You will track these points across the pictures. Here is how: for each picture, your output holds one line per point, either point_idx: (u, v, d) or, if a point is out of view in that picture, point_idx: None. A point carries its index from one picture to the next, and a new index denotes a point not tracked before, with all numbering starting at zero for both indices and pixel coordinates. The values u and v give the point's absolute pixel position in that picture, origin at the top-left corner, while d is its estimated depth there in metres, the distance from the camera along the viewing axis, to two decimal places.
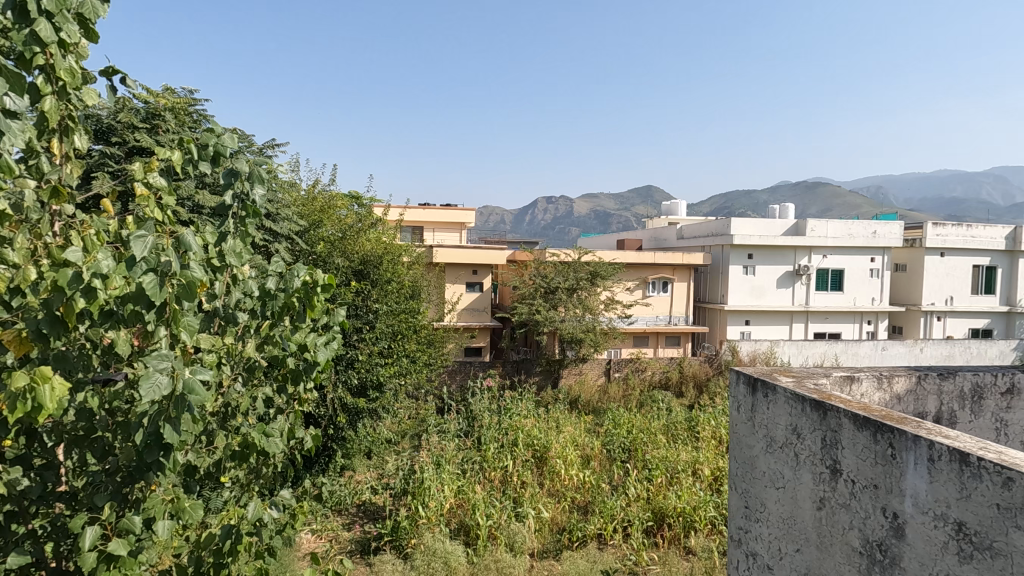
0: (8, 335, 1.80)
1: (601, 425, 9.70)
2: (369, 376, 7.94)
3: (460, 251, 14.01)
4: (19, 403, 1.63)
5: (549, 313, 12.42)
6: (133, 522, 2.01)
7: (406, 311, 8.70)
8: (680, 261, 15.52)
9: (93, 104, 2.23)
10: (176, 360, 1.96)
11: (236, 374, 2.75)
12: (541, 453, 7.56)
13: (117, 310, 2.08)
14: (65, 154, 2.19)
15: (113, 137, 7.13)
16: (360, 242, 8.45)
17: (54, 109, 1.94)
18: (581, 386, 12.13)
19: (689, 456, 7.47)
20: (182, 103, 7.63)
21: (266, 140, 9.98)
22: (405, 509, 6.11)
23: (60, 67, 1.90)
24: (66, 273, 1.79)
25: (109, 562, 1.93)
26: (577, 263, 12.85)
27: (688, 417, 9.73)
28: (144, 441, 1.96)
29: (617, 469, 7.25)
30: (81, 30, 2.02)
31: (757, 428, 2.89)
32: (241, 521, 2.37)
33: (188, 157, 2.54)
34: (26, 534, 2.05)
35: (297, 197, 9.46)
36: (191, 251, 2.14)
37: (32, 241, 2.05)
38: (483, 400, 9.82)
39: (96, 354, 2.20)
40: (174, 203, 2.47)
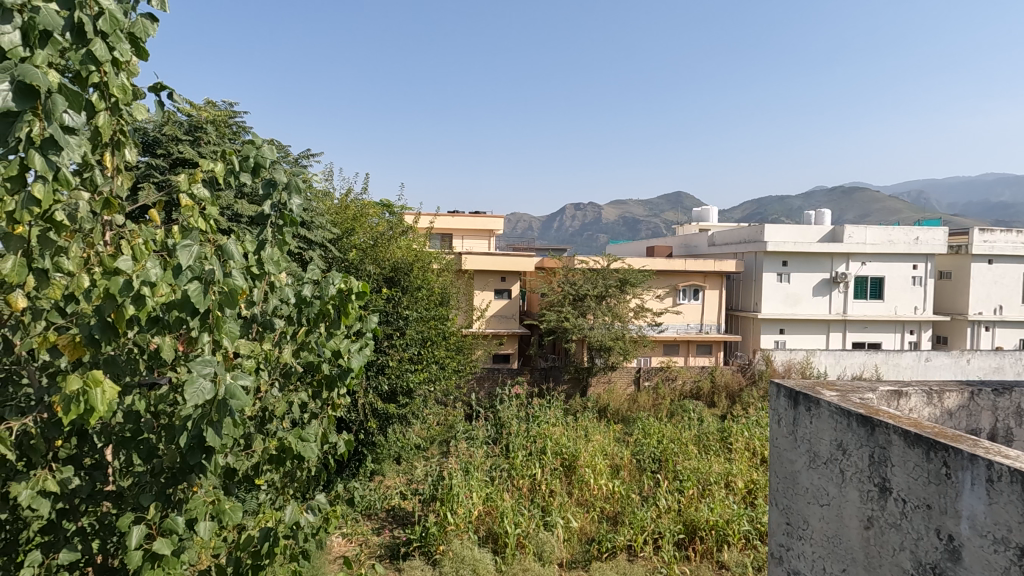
0: (63, 339, 1.88)
1: (630, 434, 9.58)
2: (399, 382, 8.01)
3: (489, 258, 14.06)
4: (72, 406, 1.70)
5: (578, 320, 12.33)
6: (176, 521, 2.06)
7: (435, 317, 8.78)
8: (712, 268, 15.22)
9: (142, 119, 2.34)
10: (218, 365, 2.01)
11: (273, 380, 2.83)
12: (570, 462, 7.52)
13: (163, 316, 2.15)
14: (116, 166, 2.29)
15: (158, 149, 7.42)
16: (390, 250, 8.61)
17: (107, 124, 2.04)
18: (610, 394, 12.02)
19: (721, 468, 7.31)
20: (223, 116, 7.94)
21: (301, 150, 10.24)
22: (433, 515, 6.15)
23: (112, 84, 2.01)
24: (118, 280, 1.88)
25: (154, 561, 1.99)
26: (607, 271, 12.71)
27: (720, 427, 9.54)
28: (188, 443, 2.04)
29: (647, 480, 7.13)
30: (133, 49, 2.13)
31: (799, 442, 2.81)
32: (279, 524, 2.41)
33: (230, 168, 2.62)
34: (76, 531, 2.14)
35: (331, 206, 9.66)
36: (234, 260, 2.23)
37: (86, 250, 2.15)
38: (512, 407, 9.81)
39: (142, 358, 2.30)
40: (216, 213, 2.57)
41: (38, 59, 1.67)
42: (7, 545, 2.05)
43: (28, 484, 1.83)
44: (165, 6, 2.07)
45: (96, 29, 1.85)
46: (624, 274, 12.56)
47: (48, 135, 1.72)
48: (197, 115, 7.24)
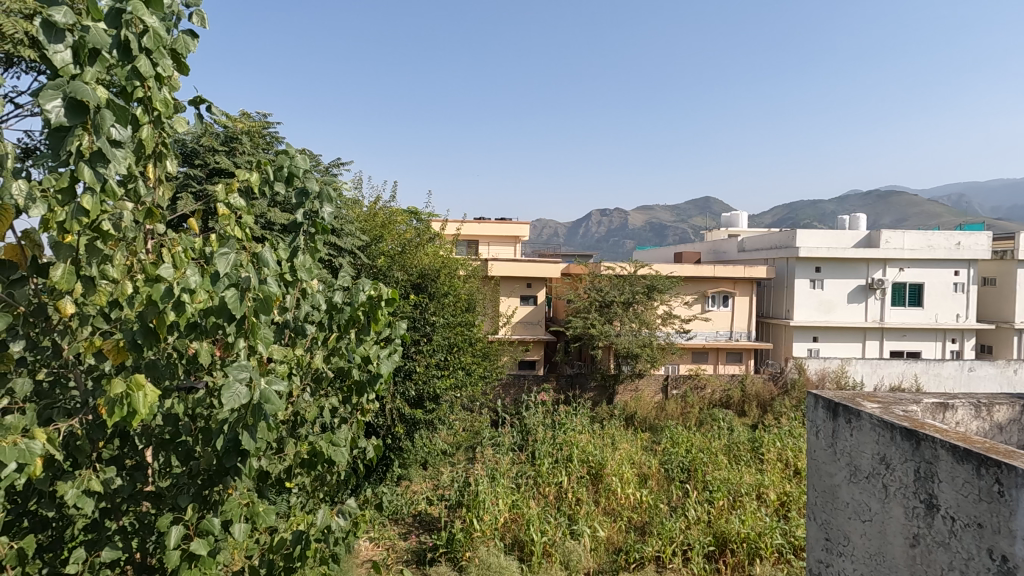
0: (107, 343, 1.95)
1: (658, 443, 9.44)
2: (426, 388, 8.08)
3: (515, 264, 14.11)
4: (116, 408, 1.76)
5: (604, 327, 12.22)
6: (212, 522, 2.11)
7: (461, 323, 8.84)
8: (742, 274, 14.94)
9: (183, 131, 2.42)
10: (254, 370, 2.05)
11: (305, 384, 2.87)
12: (596, 470, 7.43)
13: (201, 322, 2.22)
14: (158, 177, 2.38)
15: (196, 159, 7.68)
16: (418, 257, 8.75)
17: (150, 137, 2.13)
18: (638, 402, 11.90)
19: (753, 478, 7.14)
20: (257, 127, 8.17)
21: (332, 159, 10.47)
22: (459, 521, 6.16)
23: (156, 98, 2.09)
24: (160, 287, 1.94)
25: (191, 561, 2.04)
26: (633, 277, 12.60)
27: (751, 437, 9.32)
28: (224, 446, 2.09)
29: (675, 490, 6.99)
30: (174, 64, 2.21)
31: (839, 455, 2.73)
32: (310, 528, 2.45)
33: (264, 178, 2.69)
34: (117, 529, 2.20)
35: (360, 213, 9.83)
36: (268, 268, 2.29)
37: (129, 258, 2.23)
38: (537, 413, 9.76)
39: (181, 363, 2.37)
40: (252, 221, 2.65)
41: (88, 76, 1.74)
42: (52, 542, 2.13)
43: (74, 483, 1.89)
44: (205, 22, 2.15)
45: (141, 46, 1.92)
46: (651, 280, 12.43)
47: (96, 148, 1.78)
48: (233, 127, 7.48)
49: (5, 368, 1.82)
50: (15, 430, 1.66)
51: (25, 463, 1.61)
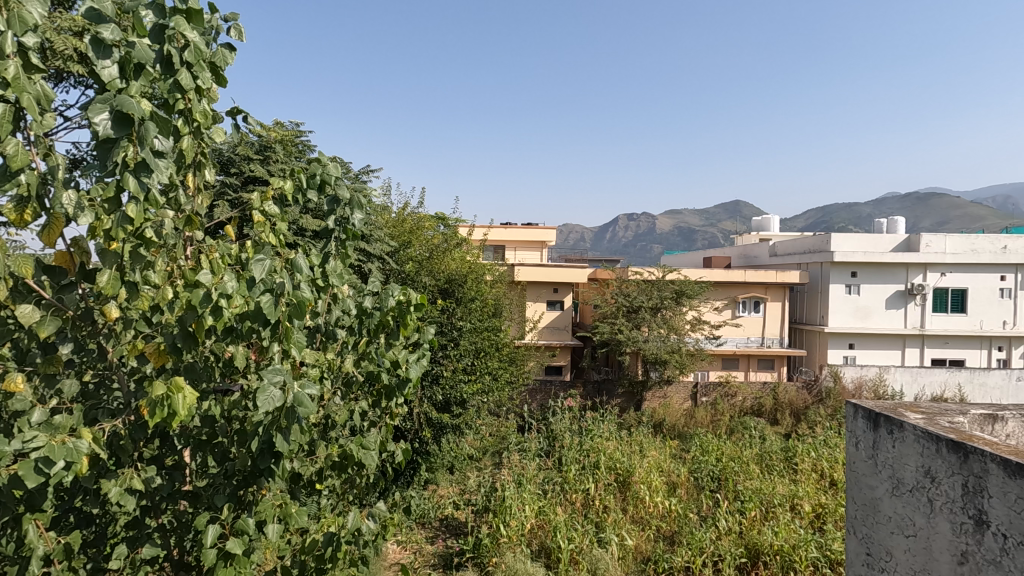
0: (149, 346, 2.02)
1: (687, 450, 9.28)
2: (453, 393, 8.12)
3: (542, 269, 14.08)
4: (158, 409, 1.81)
5: (632, 332, 12.08)
6: (247, 522, 2.16)
7: (488, 328, 8.91)
8: (774, 279, 14.61)
9: (220, 141, 2.50)
10: (287, 374, 2.09)
11: (336, 388, 2.92)
12: (624, 477, 7.33)
13: (237, 326, 2.29)
14: (197, 186, 2.45)
15: (232, 168, 7.93)
16: (445, 262, 8.90)
17: (190, 147, 2.20)
18: (666, 409, 11.74)
19: (786, 489, 6.96)
20: (290, 136, 8.40)
21: (362, 167, 10.67)
22: (486, 527, 6.16)
23: (196, 110, 2.16)
24: (199, 293, 2.01)
25: (227, 560, 2.09)
26: (662, 282, 12.43)
27: (784, 446, 9.09)
28: (259, 447, 2.14)
29: (705, 499, 6.86)
30: (213, 76, 2.29)
31: (880, 467, 2.64)
32: (342, 530, 2.49)
33: (298, 186, 2.76)
34: (157, 527, 2.27)
35: (389, 219, 9.99)
36: (301, 273, 2.35)
37: (170, 264, 2.31)
38: (564, 420, 9.70)
39: (218, 366, 2.44)
40: (285, 228, 2.72)
41: (133, 90, 1.82)
42: (96, 538, 2.20)
43: (117, 482, 1.96)
44: (242, 35, 2.22)
45: (183, 60, 2.00)
46: (680, 285, 12.24)
47: (141, 159, 1.86)
48: (267, 136, 7.70)
49: (55, 369, 1.91)
50: (64, 429, 1.73)
51: (74, 461, 1.67)
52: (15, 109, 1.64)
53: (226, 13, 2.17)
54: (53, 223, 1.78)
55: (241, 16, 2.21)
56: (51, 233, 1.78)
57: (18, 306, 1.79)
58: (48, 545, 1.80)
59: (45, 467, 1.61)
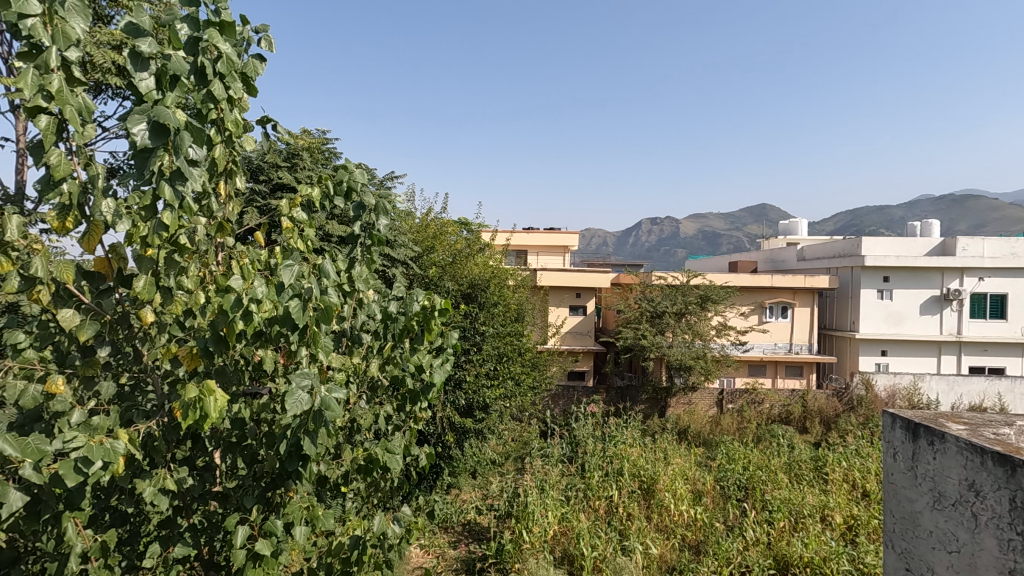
0: (182, 350, 2.06)
1: (713, 458, 9.11)
2: (476, 398, 8.14)
3: (564, 274, 14.04)
4: (190, 411, 1.86)
5: (656, 338, 11.95)
6: (275, 524, 2.19)
7: (511, 333, 8.94)
8: (802, 284, 14.31)
9: (251, 149, 2.55)
10: (315, 378, 2.11)
11: (361, 392, 2.94)
12: (648, 485, 7.22)
13: (266, 331, 2.34)
14: (228, 193, 2.51)
15: (261, 175, 8.10)
16: (468, 267, 8.97)
17: (222, 155, 2.25)
18: (691, 416, 11.57)
19: (816, 500, 6.77)
20: (317, 143, 8.56)
21: (386, 173, 10.82)
22: (509, 532, 6.14)
23: (227, 119, 2.21)
24: (230, 298, 2.06)
25: (256, 561, 2.13)
26: (686, 287, 12.28)
27: (813, 455, 8.86)
28: (288, 450, 2.18)
29: (731, 509, 6.72)
30: (245, 87, 2.35)
31: (920, 480, 2.56)
32: (367, 533, 2.51)
33: (325, 193, 2.81)
34: (188, 527, 2.32)
35: (413, 224, 10.10)
36: (329, 278, 2.39)
37: (202, 270, 2.36)
38: (587, 425, 9.61)
39: (247, 369, 2.49)
40: (313, 234, 2.77)
41: (169, 101, 1.87)
42: (130, 536, 2.26)
43: (152, 482, 2.01)
44: (272, 46, 2.27)
45: (215, 71, 2.05)
46: (705, 290, 12.07)
47: (176, 168, 1.92)
48: (295, 144, 7.87)
49: (94, 372, 1.97)
50: (102, 430, 1.78)
51: (111, 461, 1.72)
52: (58, 120, 1.70)
53: (258, 25, 2.23)
54: (93, 230, 1.84)
55: (271, 28, 2.26)
56: (90, 240, 1.84)
57: (59, 310, 1.85)
58: (85, 543, 1.85)
59: (84, 467, 1.66)
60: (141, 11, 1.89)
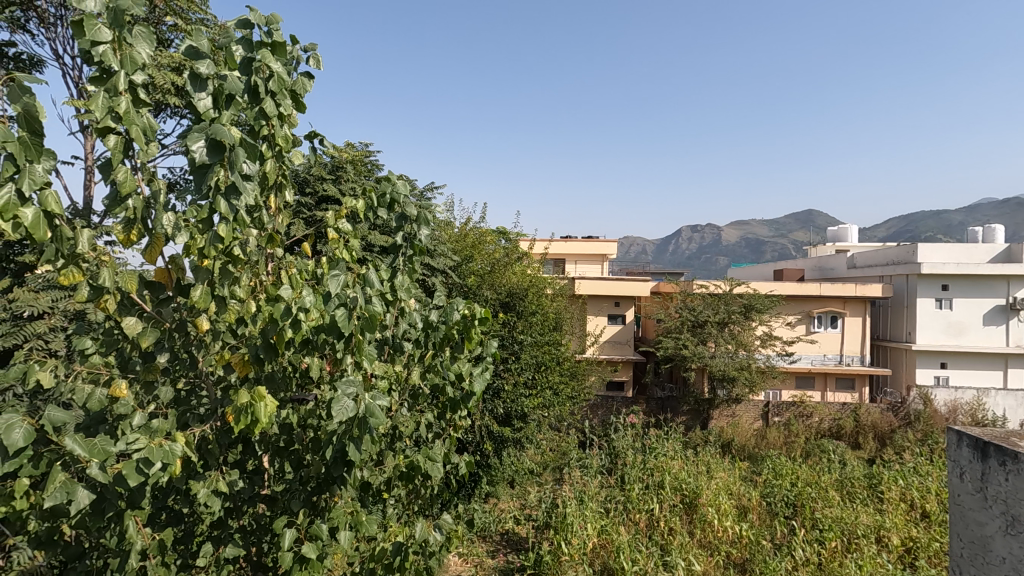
0: (235, 356, 2.14)
1: (759, 473, 8.80)
2: (514, 406, 8.14)
3: (603, 283, 13.92)
4: (242, 416, 1.93)
5: (698, 348, 11.66)
6: (321, 528, 2.24)
7: (549, 342, 8.93)
8: (853, 293, 13.73)
9: (299, 163, 2.64)
10: (359, 385, 2.15)
11: (403, 400, 2.98)
12: (691, 499, 7.01)
13: (313, 339, 2.41)
14: (278, 206, 2.60)
15: (308, 187, 8.37)
16: (506, 276, 9.03)
17: (273, 169, 2.34)
18: (735, 429, 11.24)
19: (871, 519, 6.43)
20: (360, 156, 8.81)
21: (426, 184, 11.02)
22: (548, 543, 6.11)
23: (278, 135, 2.30)
24: (280, 307, 2.13)
25: (302, 563, 2.18)
26: (729, 296, 11.98)
27: (867, 473, 8.44)
28: (333, 455, 2.23)
29: (779, 526, 6.47)
30: (294, 104, 2.44)
31: (991, 502, 2.40)
32: (409, 540, 2.54)
33: (369, 205, 2.88)
34: (238, 528, 2.41)
35: (452, 234, 10.24)
36: (373, 287, 2.45)
37: (253, 279, 2.45)
38: (627, 437, 9.44)
39: (294, 376, 2.56)
40: (357, 244, 2.83)
41: (225, 118, 1.96)
42: (185, 535, 2.36)
43: (205, 483, 2.08)
44: (320, 64, 2.35)
45: (267, 90, 2.14)
46: (749, 299, 11.73)
47: (231, 182, 2.01)
48: (340, 157, 8.11)
49: (153, 377, 2.08)
50: (161, 432, 1.87)
51: (169, 463, 1.80)
52: (125, 139, 1.81)
53: (307, 44, 2.31)
54: (154, 242, 1.94)
55: (319, 46, 2.34)
56: (152, 252, 1.94)
57: (123, 318, 1.95)
58: (144, 541, 1.94)
59: (145, 468, 1.74)
60: (199, 35, 2.00)
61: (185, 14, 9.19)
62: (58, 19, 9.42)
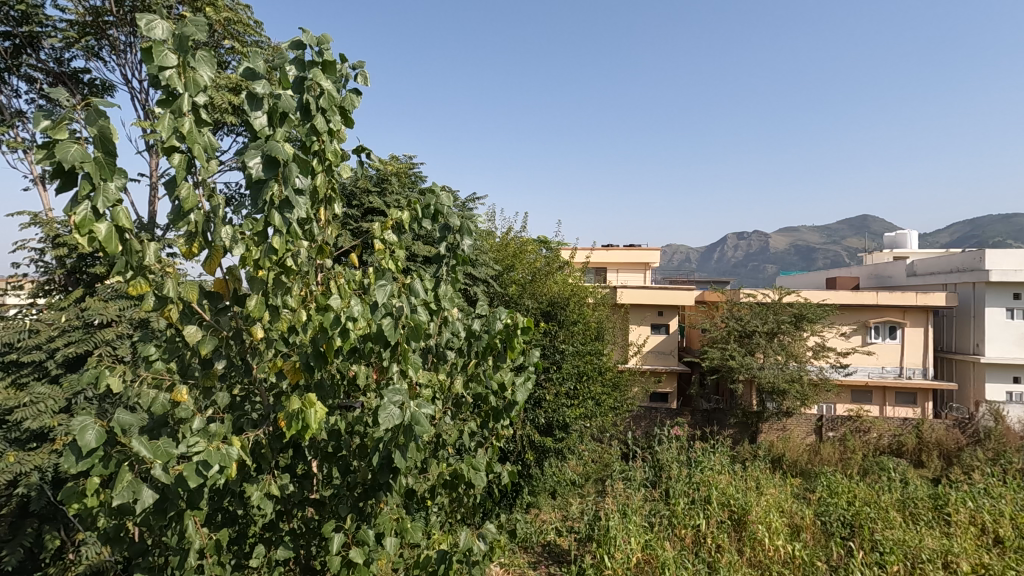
0: (287, 364, 2.22)
1: (812, 491, 8.42)
2: (556, 416, 8.12)
3: (645, 292, 13.71)
4: (293, 422, 1.99)
5: (745, 359, 11.29)
6: (367, 533, 2.28)
7: (591, 352, 8.85)
8: (913, 302, 13.03)
9: (347, 177, 2.72)
10: (405, 394, 2.18)
11: (447, 408, 3.02)
12: (740, 516, 6.75)
13: (360, 347, 2.47)
14: (328, 218, 2.69)
15: (354, 200, 8.63)
16: (547, 285, 9.06)
17: (323, 183, 2.42)
18: (786, 443, 10.81)
19: (937, 543, 6.02)
20: (404, 168, 9.02)
21: (468, 195, 11.18)
22: (591, 556, 6.03)
23: (328, 150, 2.38)
24: (329, 316, 2.19)
25: (349, 568, 2.22)
26: (778, 305, 11.57)
27: (932, 493, 7.93)
28: (379, 462, 2.28)
29: (835, 547, 6.16)
30: (343, 120, 2.52)
31: None
32: (453, 548, 2.56)
33: (414, 216, 2.95)
34: (289, 531, 2.48)
35: (493, 243, 10.32)
36: (418, 297, 2.50)
37: (305, 289, 2.54)
38: (671, 449, 9.20)
39: (342, 384, 2.63)
40: (402, 255, 2.90)
41: (279, 135, 2.05)
42: (239, 536, 2.45)
43: (259, 487, 2.16)
44: (367, 80, 2.42)
45: (318, 107, 2.23)
46: (799, 308, 11.31)
47: (285, 197, 2.09)
48: (385, 170, 8.32)
49: (211, 383, 2.18)
50: (219, 436, 1.95)
51: (225, 466, 1.86)
52: (188, 158, 1.92)
53: (356, 62, 2.39)
54: (214, 254, 2.04)
55: (367, 64, 2.42)
56: (212, 263, 2.04)
57: (184, 326, 2.06)
58: (202, 541, 2.02)
59: (204, 470, 1.81)
60: (256, 57, 2.10)
61: (242, 37, 9.68)
62: (128, 46, 10.09)
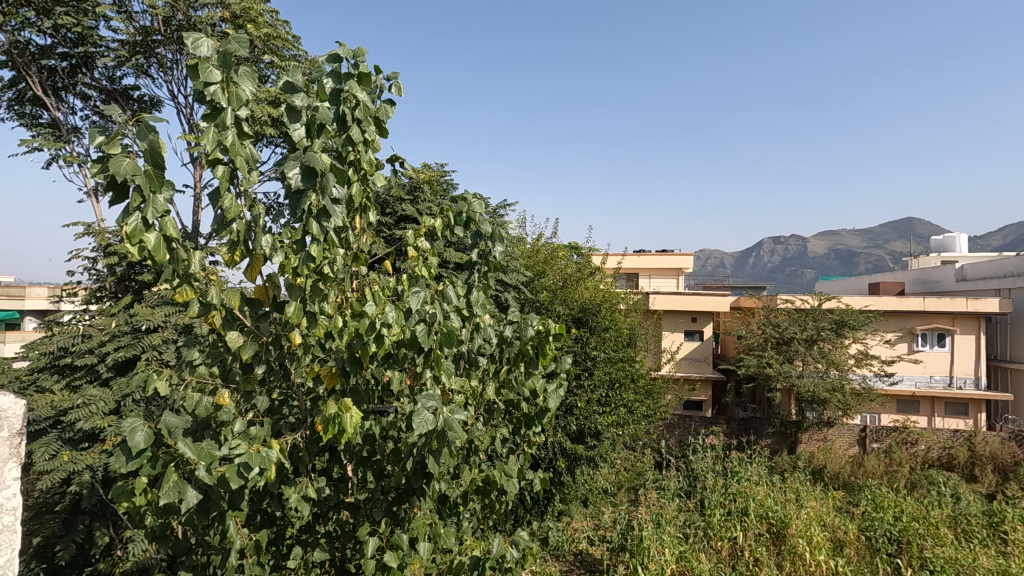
0: (324, 369, 2.27)
1: (856, 504, 8.09)
2: (588, 423, 8.06)
3: (678, 298, 13.50)
4: (329, 426, 2.02)
5: (783, 366, 10.97)
6: (401, 537, 2.30)
7: (623, 358, 8.75)
8: (963, 308, 12.45)
9: (382, 186, 2.77)
10: (438, 399, 2.19)
11: (479, 414, 3.02)
12: (779, 529, 6.53)
13: (394, 353, 2.50)
14: (363, 226, 2.74)
15: (388, 208, 8.78)
16: (578, 292, 9.03)
17: (359, 192, 2.47)
18: (827, 454, 10.44)
19: (993, 563, 5.69)
20: (436, 176, 9.14)
21: (499, 202, 11.25)
22: (624, 566, 5.94)
23: (364, 159, 2.42)
24: (365, 322, 2.23)
25: (384, 571, 2.24)
26: (818, 311, 11.23)
27: (987, 509, 7.52)
28: (413, 467, 2.29)
29: (882, 564, 5.89)
30: (377, 129, 2.57)
31: None
32: (486, 554, 2.56)
33: (446, 223, 2.97)
34: (324, 533, 2.52)
35: (524, 250, 10.34)
36: (450, 304, 2.51)
37: (341, 296, 2.59)
38: (707, 459, 8.99)
39: (377, 389, 2.66)
40: (435, 262, 2.93)
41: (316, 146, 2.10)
42: (277, 537, 2.51)
43: (296, 489, 2.21)
44: (401, 91, 2.47)
45: (354, 117, 2.28)
46: (840, 315, 10.94)
47: (322, 206, 2.15)
48: (417, 177, 8.45)
49: (251, 387, 2.24)
50: (259, 439, 2.00)
51: (265, 467, 1.91)
52: (231, 169, 1.99)
53: (390, 73, 2.44)
54: (255, 262, 2.11)
55: (400, 74, 2.46)
56: (253, 271, 2.11)
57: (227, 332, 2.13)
58: (242, 541, 2.08)
59: (245, 471, 1.86)
60: (295, 71, 2.17)
61: (281, 51, 10.00)
62: (175, 63, 10.55)
